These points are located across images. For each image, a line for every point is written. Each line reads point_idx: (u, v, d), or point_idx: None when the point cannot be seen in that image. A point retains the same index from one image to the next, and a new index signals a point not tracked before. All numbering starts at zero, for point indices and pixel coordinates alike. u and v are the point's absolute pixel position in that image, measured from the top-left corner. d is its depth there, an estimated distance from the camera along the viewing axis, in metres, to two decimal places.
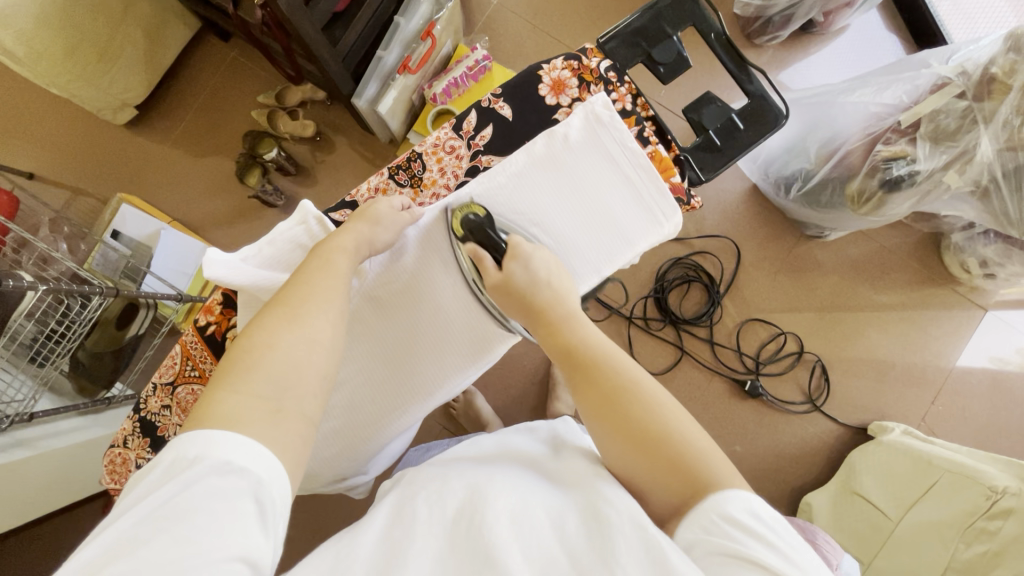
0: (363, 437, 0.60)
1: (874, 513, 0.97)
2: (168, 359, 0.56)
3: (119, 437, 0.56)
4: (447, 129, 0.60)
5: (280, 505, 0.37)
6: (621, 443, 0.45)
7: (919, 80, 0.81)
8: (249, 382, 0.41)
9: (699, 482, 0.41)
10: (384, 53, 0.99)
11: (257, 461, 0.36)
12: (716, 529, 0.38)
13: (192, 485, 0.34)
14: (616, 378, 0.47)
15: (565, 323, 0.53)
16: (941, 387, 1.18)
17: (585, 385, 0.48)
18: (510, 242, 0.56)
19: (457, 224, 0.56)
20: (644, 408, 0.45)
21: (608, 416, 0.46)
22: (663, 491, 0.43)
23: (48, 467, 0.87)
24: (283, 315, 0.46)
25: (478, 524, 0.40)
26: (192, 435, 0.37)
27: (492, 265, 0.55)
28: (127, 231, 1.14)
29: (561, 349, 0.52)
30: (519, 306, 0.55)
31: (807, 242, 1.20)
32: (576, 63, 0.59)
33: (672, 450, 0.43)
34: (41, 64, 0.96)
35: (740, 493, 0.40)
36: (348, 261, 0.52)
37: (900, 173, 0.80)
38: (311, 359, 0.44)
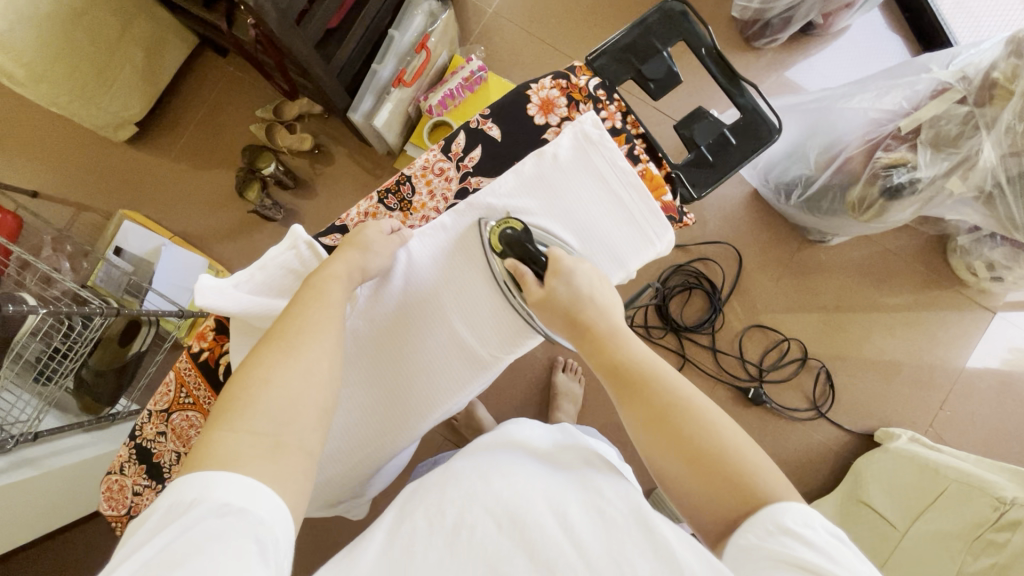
0: (364, 457, 0.60)
1: (881, 523, 0.95)
2: (162, 386, 0.55)
3: (116, 464, 0.55)
4: (435, 150, 0.60)
5: (283, 546, 0.36)
6: (675, 460, 0.44)
7: (919, 85, 0.80)
8: (247, 420, 0.41)
9: (752, 493, 0.41)
10: (379, 67, 0.98)
11: (257, 502, 0.36)
12: (767, 536, 0.38)
13: (193, 527, 0.33)
14: (665, 396, 0.46)
15: (610, 338, 0.52)
16: (949, 391, 1.16)
17: (633, 403, 0.47)
18: (550, 255, 0.56)
19: (495, 240, 0.56)
20: (700, 428, 0.44)
21: (661, 436, 0.45)
22: (718, 505, 0.42)
23: (54, 486, 0.87)
24: (279, 347, 0.46)
25: (479, 531, 0.41)
26: (189, 479, 0.36)
27: (534, 282, 0.55)
28: (129, 248, 1.15)
29: (607, 366, 0.51)
30: (561, 320, 0.54)
31: (810, 247, 1.19)
32: (565, 82, 0.58)
33: (726, 466, 0.42)
34: (41, 86, 0.97)
35: (792, 504, 0.40)
36: (341, 288, 0.52)
37: (900, 181, 0.79)
38: (306, 393, 0.45)
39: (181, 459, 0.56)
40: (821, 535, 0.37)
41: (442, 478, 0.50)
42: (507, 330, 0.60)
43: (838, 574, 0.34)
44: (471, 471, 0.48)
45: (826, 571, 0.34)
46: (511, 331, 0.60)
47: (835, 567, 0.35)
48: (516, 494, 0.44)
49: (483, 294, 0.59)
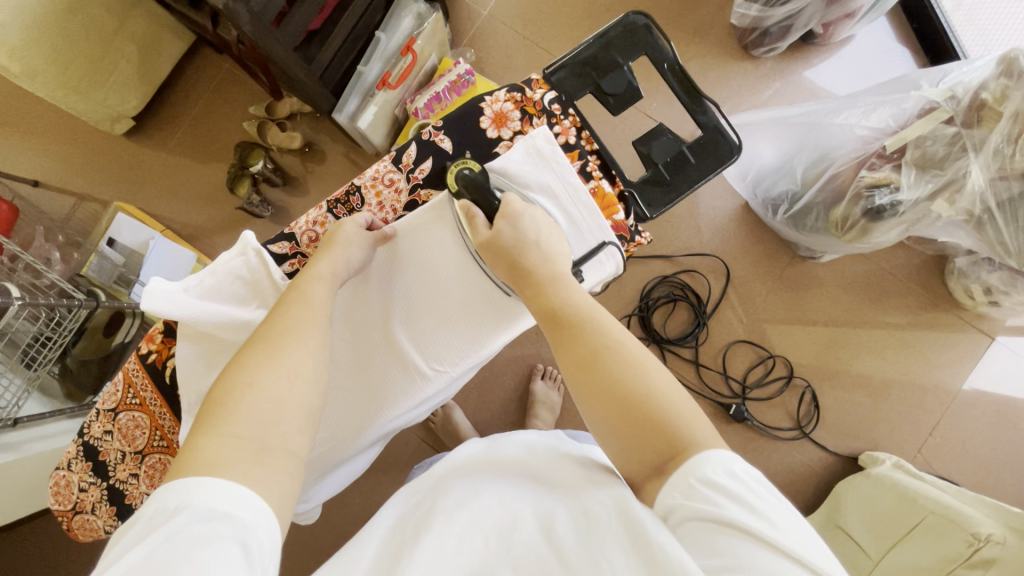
0: (329, 453, 0.60)
1: (853, 549, 0.93)
2: (111, 387, 0.58)
3: (64, 460, 0.58)
4: (387, 161, 0.59)
5: (269, 550, 0.35)
6: (604, 406, 0.43)
7: (906, 103, 0.77)
8: (229, 425, 0.40)
9: (680, 444, 0.40)
10: (364, 69, 0.99)
11: (243, 506, 0.35)
12: (689, 492, 0.37)
13: (176, 533, 0.32)
14: (594, 340, 0.45)
15: (549, 283, 0.50)
16: (941, 417, 1.12)
17: (566, 345, 0.46)
18: (504, 199, 0.54)
19: (452, 179, 0.55)
20: (626, 373, 0.43)
21: (589, 378, 0.43)
22: (642, 451, 0.41)
23: (31, 472, 0.90)
24: (262, 351, 0.46)
25: (468, 546, 0.42)
26: (178, 483, 0.36)
27: (482, 223, 0.53)
28: (122, 239, 1.16)
29: (543, 308, 0.49)
30: (504, 262, 0.52)
31: (802, 262, 1.16)
32: (520, 95, 0.57)
33: (649, 407, 0.41)
34: (37, 80, 0.99)
35: (715, 450, 0.39)
36: (326, 290, 0.53)
37: (881, 203, 0.76)
38: (294, 393, 0.44)
39: (126, 458, 0.58)
40: (740, 484, 0.36)
41: (440, 492, 0.51)
42: (476, 331, 0.59)
43: (761, 529, 0.34)
44: (464, 488, 0.50)
45: (744, 525, 0.34)
46: (477, 326, 0.59)
47: (757, 521, 0.34)
48: (504, 510, 0.46)
49: (453, 277, 0.59)
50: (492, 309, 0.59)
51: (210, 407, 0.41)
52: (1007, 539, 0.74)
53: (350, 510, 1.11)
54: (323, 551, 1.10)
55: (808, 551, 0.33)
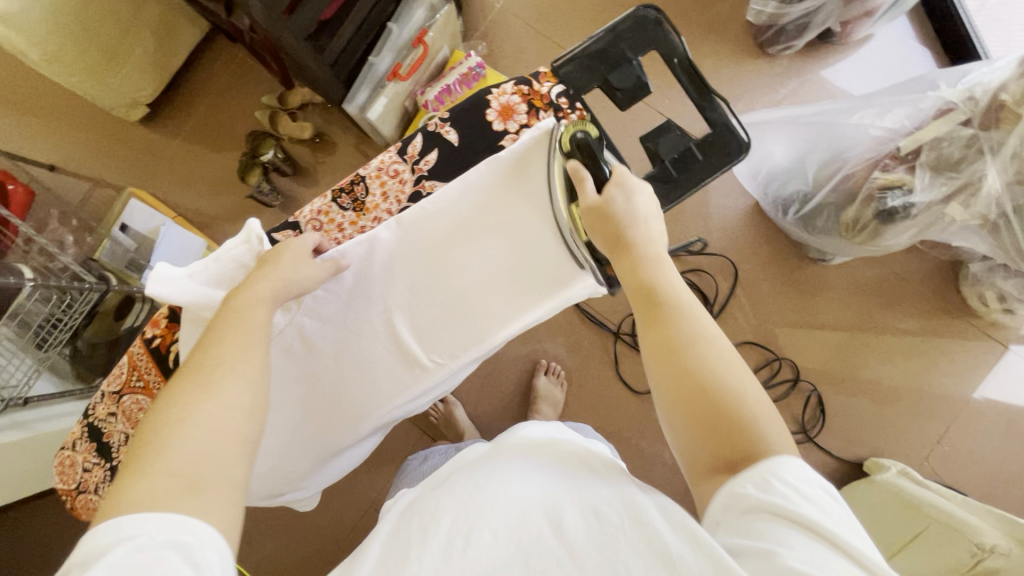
0: (323, 443, 0.60)
1: None
2: (116, 369, 0.59)
3: (69, 441, 0.60)
4: (392, 151, 0.58)
5: (220, 567, 0.34)
6: (682, 402, 0.38)
7: (923, 103, 0.75)
8: (160, 458, 0.37)
9: (749, 448, 0.36)
10: (375, 60, 0.99)
11: (184, 529, 0.34)
12: (764, 486, 0.34)
13: (111, 568, 0.31)
14: (691, 328, 0.40)
15: (649, 263, 0.44)
16: (948, 425, 1.10)
17: (663, 322, 0.41)
18: (614, 171, 0.50)
19: (564, 141, 0.51)
20: (721, 371, 0.39)
21: (670, 367, 0.39)
22: (709, 452, 0.37)
23: (38, 451, 0.91)
24: (195, 381, 0.42)
25: (475, 542, 0.39)
26: (108, 522, 0.34)
27: (591, 188, 0.49)
28: (134, 225, 1.18)
29: (637, 287, 0.44)
30: (604, 233, 0.48)
31: (812, 264, 1.14)
32: (526, 89, 0.57)
33: (732, 411, 0.37)
34: (55, 65, 1.01)
35: (790, 456, 0.36)
36: (266, 312, 0.49)
37: (894, 205, 0.75)
38: (229, 422, 0.40)
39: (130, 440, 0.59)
40: (817, 491, 0.33)
41: (440, 493, 0.47)
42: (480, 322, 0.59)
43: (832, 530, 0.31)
44: (467, 483, 0.46)
45: (822, 529, 0.31)
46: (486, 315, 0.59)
47: (827, 523, 0.32)
48: (507, 503, 0.41)
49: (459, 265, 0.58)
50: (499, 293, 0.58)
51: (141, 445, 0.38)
52: (1011, 551, 0.73)
53: (351, 498, 1.12)
54: (323, 537, 1.11)
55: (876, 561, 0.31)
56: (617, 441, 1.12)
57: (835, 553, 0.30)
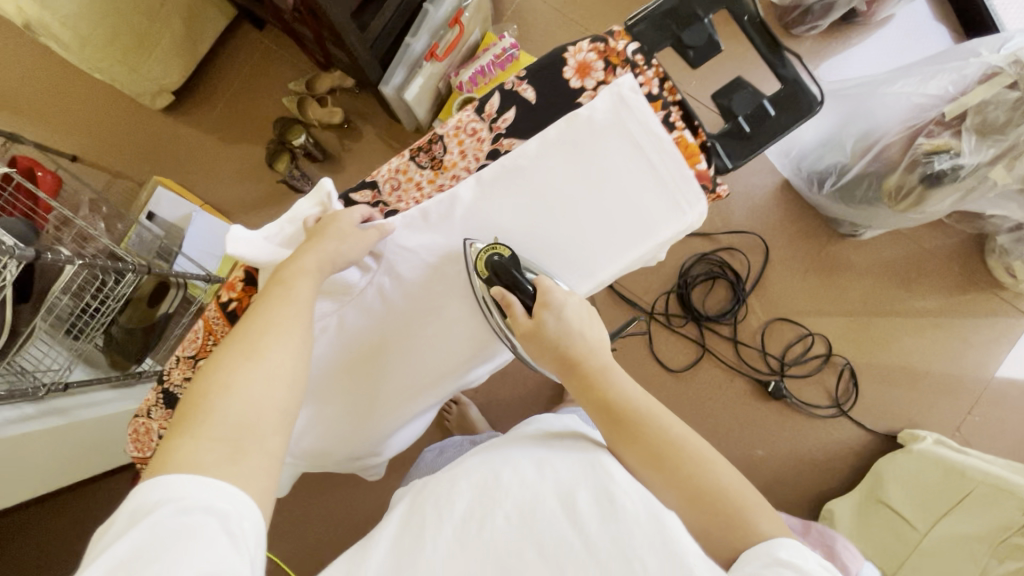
0: (405, 405, 0.59)
1: (897, 521, 0.94)
2: (191, 333, 0.58)
3: (144, 407, 0.58)
4: (467, 110, 0.55)
5: (251, 535, 0.37)
6: (677, 496, 0.44)
7: (966, 70, 0.77)
8: (208, 425, 0.41)
9: (743, 531, 0.42)
10: (412, 40, 1.00)
11: (223, 497, 0.38)
12: (765, 566, 0.37)
13: (160, 525, 0.34)
14: (660, 435, 0.46)
15: (600, 375, 0.50)
16: (978, 397, 1.12)
17: (629, 440, 0.46)
18: (538, 284, 0.52)
19: (480, 264, 0.53)
20: (694, 469, 0.44)
21: (662, 473, 0.44)
22: (716, 543, 0.42)
23: (76, 438, 0.89)
24: (239, 349, 0.45)
25: (492, 526, 0.40)
26: (154, 482, 0.37)
27: (522, 312, 0.52)
28: (161, 213, 1.17)
29: (597, 403, 0.49)
30: (553, 356, 0.51)
31: (840, 241, 1.15)
32: (603, 45, 0.55)
33: (723, 501, 0.43)
34: (85, 50, 1.00)
35: (784, 537, 0.40)
36: (312, 285, 0.50)
37: (942, 168, 0.76)
38: (272, 396, 0.44)
39: None
40: (813, 568, 0.37)
41: (452, 476, 0.47)
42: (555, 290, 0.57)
43: None
44: (481, 465, 0.46)
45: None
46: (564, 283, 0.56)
47: None
48: (525, 485, 0.42)
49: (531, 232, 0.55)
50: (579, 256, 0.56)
51: (186, 411, 0.42)
52: None
53: (387, 484, 1.11)
54: (359, 524, 1.10)
55: None
56: None
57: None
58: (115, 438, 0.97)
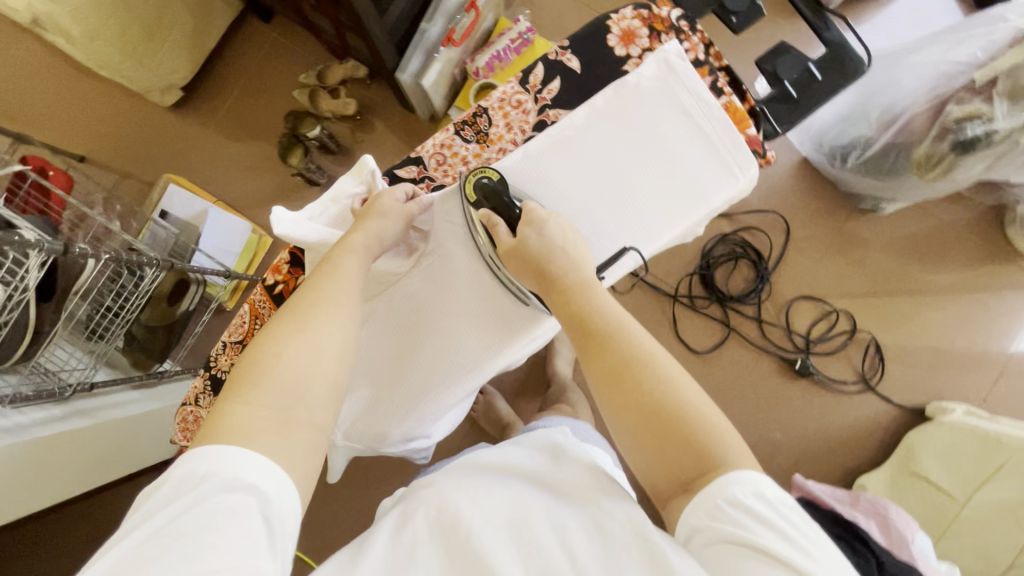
0: (451, 386, 0.58)
1: (935, 493, 0.94)
2: (238, 319, 0.61)
3: (193, 395, 0.62)
4: (512, 83, 0.59)
5: (288, 526, 0.36)
6: (633, 416, 0.43)
7: (995, 35, 0.77)
8: (261, 392, 0.40)
9: (708, 462, 0.41)
10: (429, 26, 0.99)
11: (267, 479, 0.36)
12: (717, 512, 0.38)
13: (207, 500, 0.34)
14: (628, 352, 0.45)
15: (578, 291, 0.49)
16: (1005, 368, 1.11)
17: (596, 359, 0.46)
18: (524, 207, 0.54)
19: (469, 186, 0.54)
20: (659, 383, 0.44)
21: (621, 392, 0.44)
22: (670, 470, 0.42)
23: (103, 441, 0.85)
24: (292, 320, 0.44)
25: (479, 534, 0.41)
26: (202, 450, 0.36)
27: (505, 231, 0.53)
28: (175, 212, 1.15)
29: (571, 316, 0.49)
30: (531, 270, 0.51)
31: (860, 217, 1.15)
32: (647, 13, 0.58)
33: (684, 424, 0.42)
34: (95, 44, 0.98)
35: (745, 471, 0.40)
36: (357, 262, 0.50)
37: (975, 134, 0.76)
38: (320, 366, 0.43)
39: None
40: (772, 509, 0.37)
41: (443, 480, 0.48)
42: (607, 258, 0.56)
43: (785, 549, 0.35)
44: (476, 478, 0.47)
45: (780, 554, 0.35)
46: (616, 250, 0.56)
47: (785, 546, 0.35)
48: (518, 501, 0.44)
49: (583, 201, 0.56)
50: (629, 223, 0.56)
51: (240, 375, 0.41)
52: None
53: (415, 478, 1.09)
54: None
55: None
56: None
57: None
58: (138, 446, 0.93)
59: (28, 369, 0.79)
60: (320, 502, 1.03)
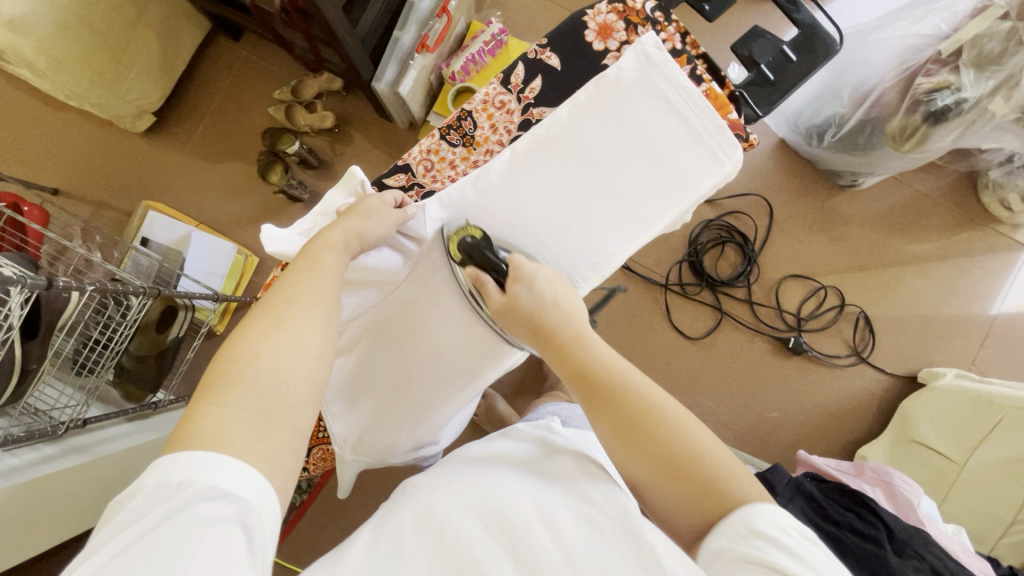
0: (454, 391, 0.58)
1: (934, 457, 0.96)
2: None
3: None
4: (495, 84, 0.59)
5: (269, 531, 0.34)
6: (653, 471, 0.42)
7: (957, 7, 0.79)
8: (236, 394, 0.37)
9: (725, 500, 0.40)
10: (401, 34, 0.97)
11: (245, 485, 0.33)
12: (739, 540, 0.37)
13: (181, 510, 0.31)
14: (635, 402, 0.43)
15: (576, 344, 0.48)
16: (988, 331, 1.14)
17: (604, 409, 0.44)
18: (510, 262, 0.53)
19: (454, 247, 0.55)
20: (671, 434, 0.42)
21: (634, 446, 0.42)
22: (693, 515, 0.41)
23: (101, 476, 0.83)
24: (267, 319, 0.41)
25: (467, 539, 0.39)
26: (174, 458, 0.33)
27: (494, 288, 0.53)
28: (156, 238, 1.13)
29: (572, 371, 0.47)
30: (526, 328, 0.51)
31: (840, 193, 1.17)
32: (621, 6, 0.58)
33: (702, 471, 0.41)
34: (60, 73, 0.96)
35: (767, 504, 0.39)
36: (338, 258, 0.48)
37: (945, 104, 0.77)
38: (301, 368, 0.40)
39: None
40: (793, 538, 0.36)
41: (428, 483, 0.47)
42: (600, 250, 0.57)
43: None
44: (463, 476, 0.47)
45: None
46: (610, 244, 0.57)
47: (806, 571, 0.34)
48: (505, 496, 0.43)
49: (574, 197, 0.57)
50: (621, 216, 0.57)
51: (211, 376, 0.38)
52: None
53: None
54: None
55: None
56: (678, 389, 1.13)
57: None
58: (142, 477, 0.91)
59: (18, 410, 0.77)
60: (324, 518, 1.02)
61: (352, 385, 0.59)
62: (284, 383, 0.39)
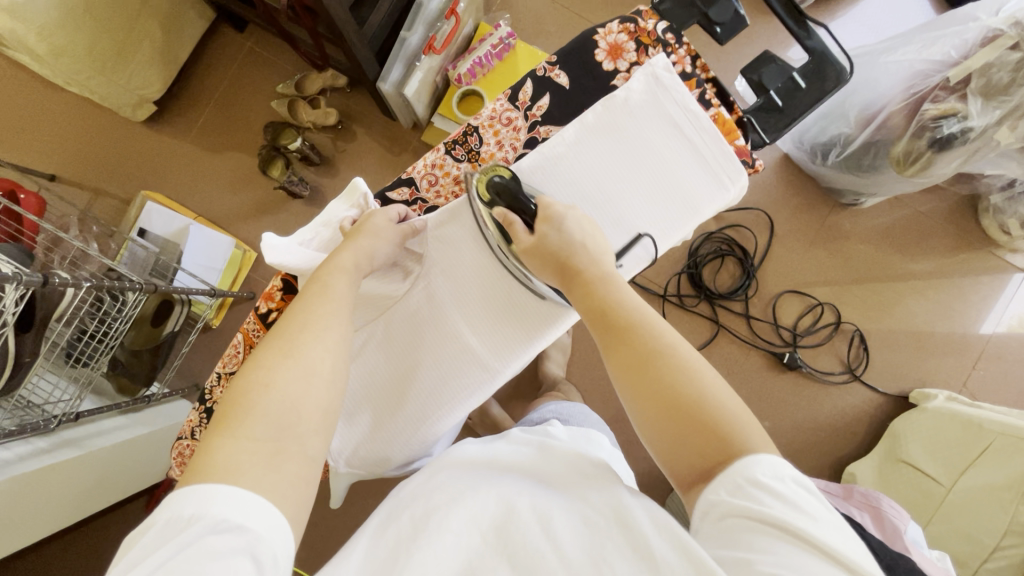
0: (449, 408, 0.58)
1: (922, 478, 0.97)
2: (233, 348, 0.61)
3: (189, 428, 0.64)
4: (502, 100, 0.59)
5: (282, 562, 0.33)
6: (654, 409, 0.42)
7: (967, 34, 0.78)
8: (246, 425, 0.37)
9: (730, 447, 0.39)
10: (407, 35, 0.97)
11: (257, 517, 0.33)
12: (738, 491, 0.37)
13: (191, 544, 0.31)
14: (648, 342, 0.45)
15: (599, 282, 0.50)
16: (981, 353, 1.15)
17: (618, 345, 0.46)
18: (540, 203, 0.54)
19: (483, 187, 0.54)
20: (679, 375, 0.43)
21: (642, 377, 0.43)
22: (692, 455, 0.40)
23: (92, 469, 0.83)
24: (279, 348, 0.42)
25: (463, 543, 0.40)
26: (187, 492, 0.34)
27: (522, 229, 0.53)
28: (153, 229, 1.12)
29: (592, 309, 0.49)
30: (552, 264, 0.52)
31: (842, 211, 1.17)
32: (633, 26, 0.58)
33: (707, 414, 0.41)
34: (62, 62, 0.95)
35: (763, 453, 0.39)
36: (348, 283, 0.48)
37: (952, 131, 0.78)
38: (311, 391, 0.40)
39: None
40: (790, 488, 0.36)
41: (427, 488, 0.47)
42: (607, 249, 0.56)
43: (809, 529, 0.34)
44: (462, 480, 0.47)
45: (794, 529, 0.34)
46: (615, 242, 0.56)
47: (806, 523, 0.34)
48: (503, 500, 0.44)
49: (586, 191, 0.56)
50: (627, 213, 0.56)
51: (225, 407, 0.38)
52: None
53: None
54: None
55: (846, 551, 0.34)
56: None
57: (822, 562, 0.33)
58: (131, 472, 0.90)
59: (12, 402, 0.76)
60: (315, 517, 1.02)
61: (352, 397, 0.59)
62: (294, 409, 0.39)
